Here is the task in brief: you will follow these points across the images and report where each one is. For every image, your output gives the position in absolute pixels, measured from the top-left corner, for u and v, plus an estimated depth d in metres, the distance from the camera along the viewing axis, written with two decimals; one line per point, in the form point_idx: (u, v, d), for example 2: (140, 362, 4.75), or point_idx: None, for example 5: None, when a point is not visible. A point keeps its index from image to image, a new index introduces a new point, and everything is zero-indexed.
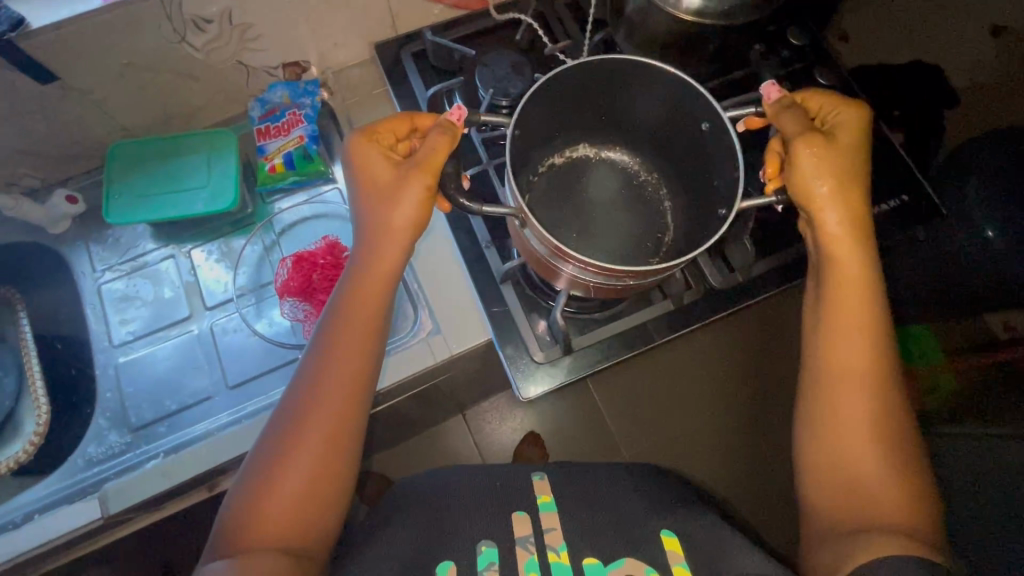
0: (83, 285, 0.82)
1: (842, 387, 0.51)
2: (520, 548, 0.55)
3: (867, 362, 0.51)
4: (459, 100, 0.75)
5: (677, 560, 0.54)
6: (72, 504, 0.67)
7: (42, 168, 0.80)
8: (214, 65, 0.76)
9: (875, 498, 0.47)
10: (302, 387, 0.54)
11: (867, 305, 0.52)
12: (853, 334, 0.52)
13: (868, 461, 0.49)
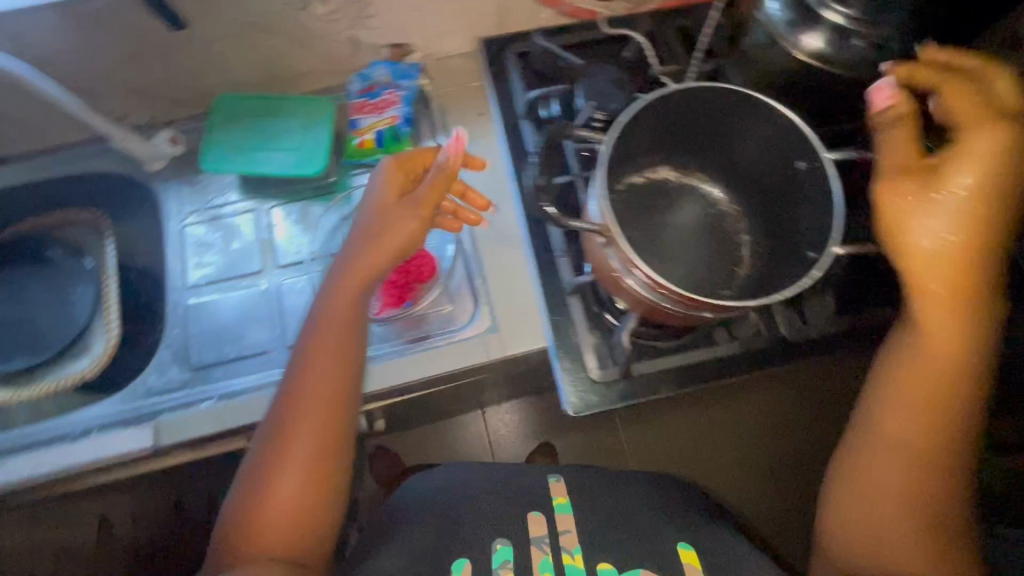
0: (167, 222, 0.85)
1: (885, 454, 0.56)
2: (536, 548, 0.62)
3: (912, 429, 0.55)
4: (558, 107, 0.74)
5: (694, 570, 0.60)
6: (129, 429, 0.70)
7: (151, 108, 0.84)
8: (328, 37, 0.79)
9: (894, 552, 0.54)
10: (283, 406, 0.61)
11: (922, 378, 0.55)
12: (905, 407, 0.56)
13: (904, 519, 0.55)
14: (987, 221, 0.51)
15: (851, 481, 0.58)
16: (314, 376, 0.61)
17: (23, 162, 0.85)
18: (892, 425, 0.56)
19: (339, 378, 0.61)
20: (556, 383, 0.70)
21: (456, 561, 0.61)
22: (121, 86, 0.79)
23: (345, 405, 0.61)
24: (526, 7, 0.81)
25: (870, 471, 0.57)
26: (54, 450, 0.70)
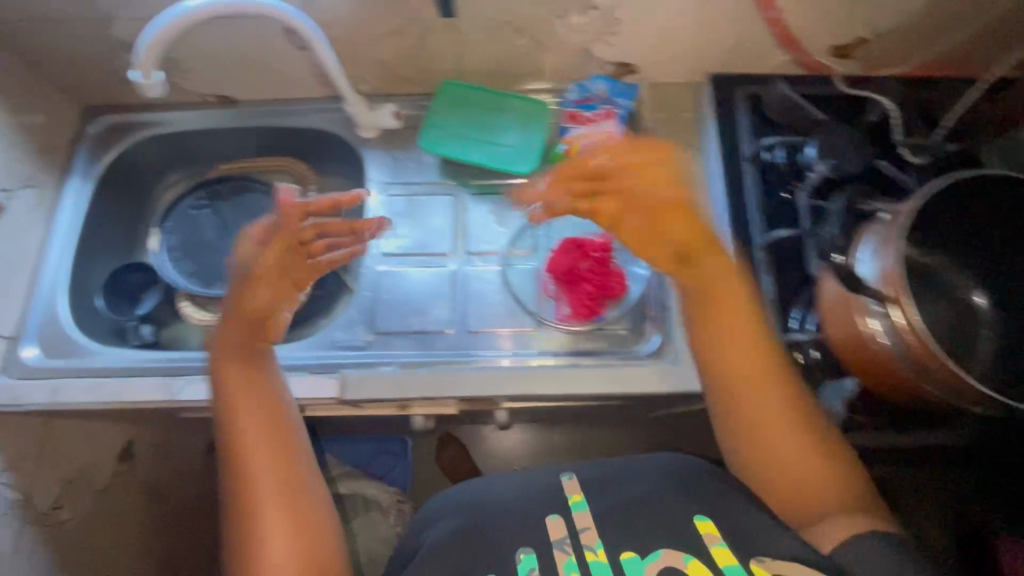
0: (371, 189, 0.89)
1: (772, 429, 0.61)
2: (558, 550, 0.56)
3: (805, 446, 0.60)
4: (788, 155, 0.75)
5: (714, 542, 0.55)
6: (323, 375, 0.75)
7: (379, 81, 0.88)
8: (566, 46, 0.81)
9: (808, 487, 0.59)
10: (238, 482, 0.60)
11: (767, 369, 0.62)
12: (769, 408, 0.61)
13: (813, 466, 0.59)
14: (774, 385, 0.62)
15: (761, 466, 0.61)
16: (263, 437, 0.62)
17: (257, 108, 0.94)
18: (778, 401, 0.61)
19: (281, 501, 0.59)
20: None
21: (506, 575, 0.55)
22: (367, 56, 0.83)
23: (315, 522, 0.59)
24: (765, 52, 0.81)
25: (772, 433, 0.60)
26: None
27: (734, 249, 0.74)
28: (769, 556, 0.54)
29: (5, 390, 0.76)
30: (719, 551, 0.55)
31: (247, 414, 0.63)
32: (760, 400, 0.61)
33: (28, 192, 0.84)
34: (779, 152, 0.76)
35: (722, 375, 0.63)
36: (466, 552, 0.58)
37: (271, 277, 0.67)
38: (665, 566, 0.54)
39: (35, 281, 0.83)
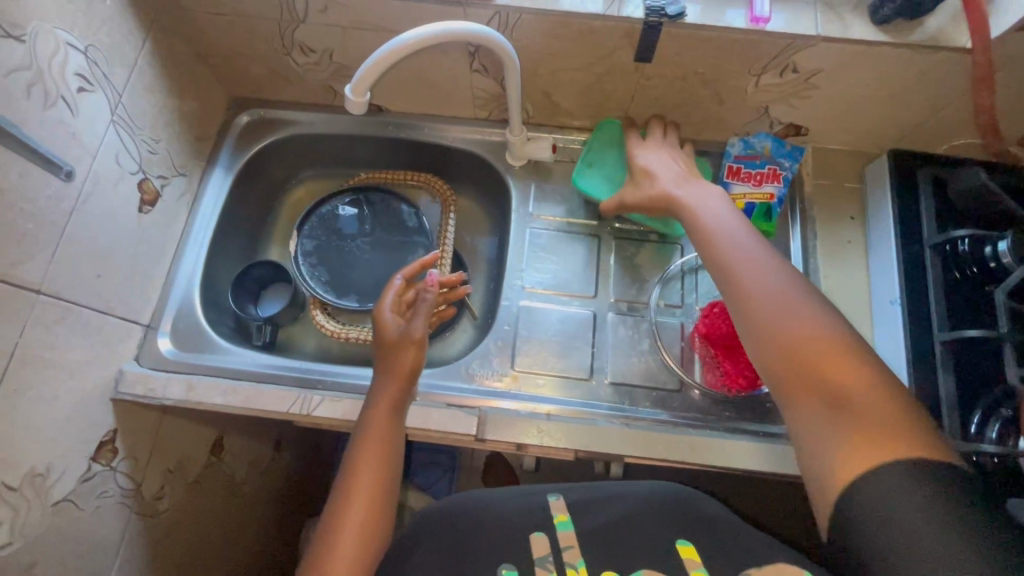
0: (516, 219, 0.87)
1: (807, 347, 0.52)
2: (540, 569, 0.53)
3: (796, 331, 0.53)
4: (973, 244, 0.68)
5: (695, 567, 0.52)
6: (460, 412, 0.74)
7: (539, 110, 0.87)
8: (746, 101, 0.79)
9: (825, 371, 0.50)
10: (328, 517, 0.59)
11: (791, 290, 0.56)
12: (815, 336, 0.52)
13: (853, 372, 0.49)
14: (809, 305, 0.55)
15: (798, 380, 0.51)
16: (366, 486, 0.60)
17: (401, 120, 0.92)
18: (798, 323, 0.53)
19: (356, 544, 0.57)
20: None
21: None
22: (536, 86, 0.82)
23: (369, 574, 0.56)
24: (950, 134, 0.78)
25: (772, 312, 0.54)
26: None
27: (909, 339, 0.71)
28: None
29: (141, 380, 0.74)
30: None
31: (364, 452, 0.62)
32: (763, 277, 0.57)
33: (179, 180, 0.83)
34: (964, 244, 0.69)
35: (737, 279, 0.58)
36: (453, 540, 0.56)
37: (393, 347, 0.69)
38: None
39: (174, 270, 0.83)
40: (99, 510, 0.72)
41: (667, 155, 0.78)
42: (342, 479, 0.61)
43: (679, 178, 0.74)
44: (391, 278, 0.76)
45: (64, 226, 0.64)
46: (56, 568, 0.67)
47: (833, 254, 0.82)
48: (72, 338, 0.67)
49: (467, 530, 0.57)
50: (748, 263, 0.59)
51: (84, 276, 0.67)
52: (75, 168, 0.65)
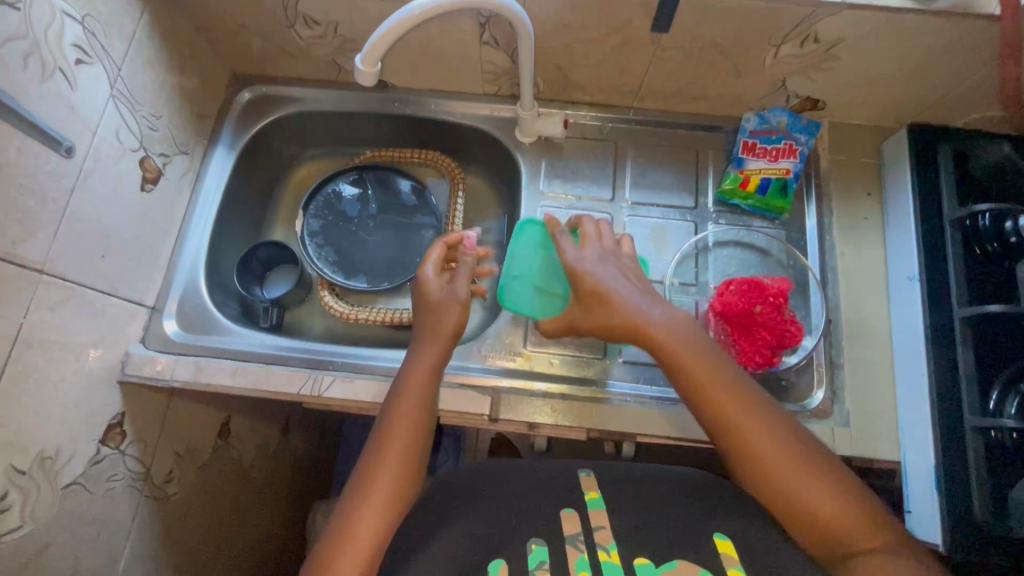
0: (526, 196, 0.86)
1: (773, 471, 0.53)
2: (570, 547, 0.52)
3: (754, 448, 0.54)
4: (994, 221, 0.67)
5: (732, 564, 0.50)
6: (473, 390, 0.73)
7: (549, 84, 0.85)
8: (764, 74, 0.77)
9: (824, 517, 0.50)
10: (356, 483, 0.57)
11: (742, 402, 0.56)
12: (774, 451, 0.53)
13: (814, 485, 0.51)
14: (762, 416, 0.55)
15: (792, 518, 0.51)
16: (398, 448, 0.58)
17: (407, 97, 0.90)
18: (759, 435, 0.54)
19: (385, 504, 0.55)
20: (912, 512, 0.69)
21: (491, 561, 0.51)
22: (548, 59, 0.80)
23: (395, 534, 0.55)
24: (972, 108, 0.76)
25: (733, 399, 0.56)
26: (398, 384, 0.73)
27: (928, 315, 0.70)
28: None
29: (148, 362, 0.73)
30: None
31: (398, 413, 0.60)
32: (714, 372, 0.58)
33: (182, 158, 0.81)
34: (985, 219, 0.68)
35: (725, 419, 0.55)
36: (484, 516, 0.55)
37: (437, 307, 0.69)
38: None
39: (178, 250, 0.81)
40: (110, 494, 0.72)
41: (616, 269, 0.66)
42: (375, 436, 0.60)
43: (641, 294, 0.64)
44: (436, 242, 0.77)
45: (66, 204, 0.62)
46: (69, 551, 0.66)
47: (850, 231, 0.81)
48: (78, 319, 0.65)
49: (494, 503, 0.56)
50: (701, 364, 0.58)
51: (87, 256, 0.65)
52: (75, 145, 0.63)
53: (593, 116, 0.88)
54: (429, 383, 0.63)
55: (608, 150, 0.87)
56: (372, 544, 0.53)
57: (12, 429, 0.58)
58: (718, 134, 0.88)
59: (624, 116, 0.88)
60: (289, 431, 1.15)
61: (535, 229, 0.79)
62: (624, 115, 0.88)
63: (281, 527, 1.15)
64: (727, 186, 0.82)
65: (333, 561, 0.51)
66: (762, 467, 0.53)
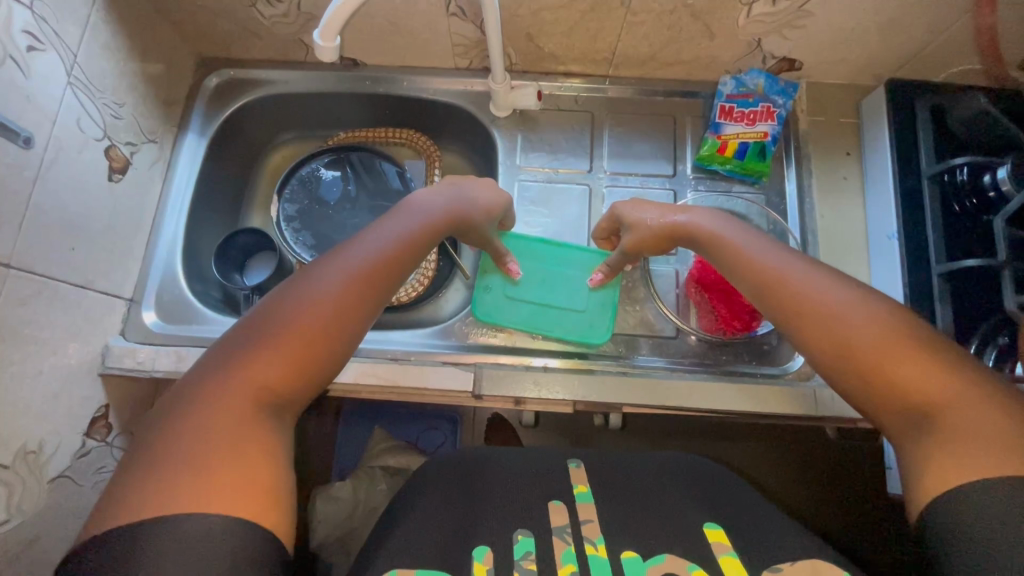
0: (503, 171, 0.85)
1: (865, 348, 0.50)
2: (557, 538, 0.53)
3: (840, 321, 0.52)
4: (972, 175, 0.67)
5: (723, 552, 0.51)
6: (454, 367, 0.73)
7: (521, 55, 0.83)
8: (738, 35, 0.76)
9: (903, 377, 0.48)
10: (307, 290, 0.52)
11: (819, 281, 0.56)
12: (863, 330, 0.51)
13: (907, 358, 0.48)
14: (842, 294, 0.54)
15: (870, 385, 0.49)
16: (376, 253, 0.57)
17: (378, 74, 0.88)
18: (834, 302, 0.54)
19: (343, 295, 0.52)
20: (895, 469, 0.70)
21: (476, 547, 0.51)
22: (518, 29, 0.78)
23: (345, 327, 0.52)
24: (950, 61, 0.75)
25: (804, 279, 0.56)
26: (379, 365, 0.73)
27: (906, 273, 0.70)
28: (784, 564, 0.49)
29: (128, 353, 0.73)
30: (729, 561, 0.50)
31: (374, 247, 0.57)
32: (778, 258, 0.60)
33: (150, 146, 0.80)
34: (963, 173, 0.68)
35: (783, 294, 0.57)
36: (460, 504, 0.57)
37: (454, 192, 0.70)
38: (668, 571, 0.50)
39: (153, 239, 0.80)
40: (98, 485, 0.72)
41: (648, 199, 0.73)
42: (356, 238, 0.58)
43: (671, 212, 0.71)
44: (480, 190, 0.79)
45: (28, 195, 0.61)
46: (60, 541, 0.67)
47: (829, 192, 0.81)
48: (52, 314, 0.64)
49: (479, 495, 0.57)
50: (766, 256, 0.61)
51: (57, 248, 0.65)
52: (34, 135, 0.61)
53: (568, 87, 0.87)
54: (403, 240, 0.60)
55: (585, 121, 0.86)
56: (320, 325, 0.50)
57: None
58: (696, 99, 0.87)
59: (601, 85, 0.87)
60: None
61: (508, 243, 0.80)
62: (600, 84, 0.87)
63: None
64: (706, 152, 0.81)
65: (246, 364, 0.47)
66: (840, 336, 0.52)
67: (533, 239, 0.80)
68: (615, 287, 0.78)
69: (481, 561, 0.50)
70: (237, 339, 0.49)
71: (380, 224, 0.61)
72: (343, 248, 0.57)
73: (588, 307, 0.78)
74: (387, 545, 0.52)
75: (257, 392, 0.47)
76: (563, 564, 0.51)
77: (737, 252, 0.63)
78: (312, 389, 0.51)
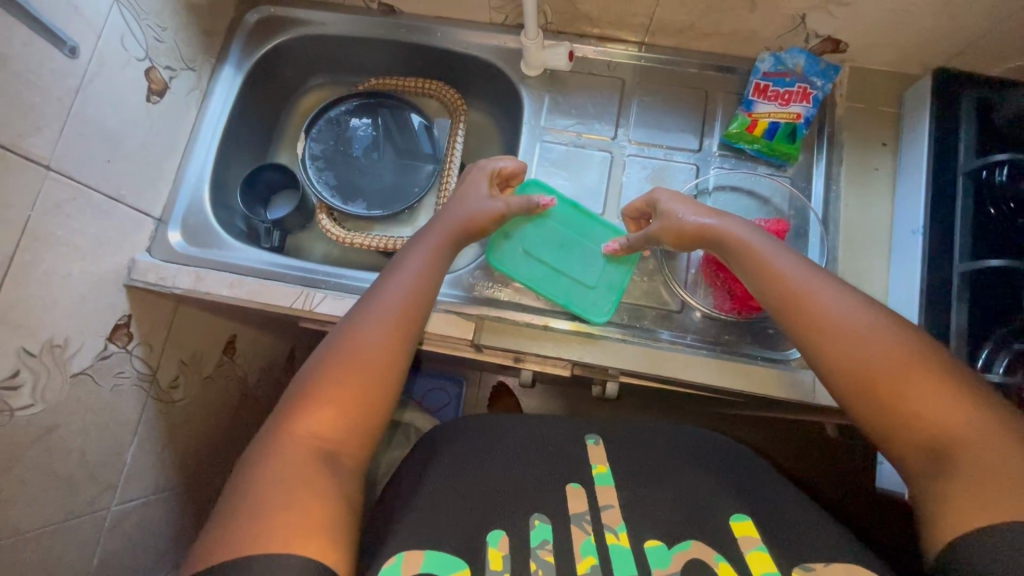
0: (525, 129, 0.85)
1: (892, 389, 0.50)
2: (576, 526, 0.55)
3: (860, 360, 0.52)
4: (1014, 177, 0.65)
5: (752, 547, 0.52)
6: (455, 317, 0.75)
7: (558, 14, 0.82)
8: (781, 10, 0.73)
9: (927, 413, 0.48)
10: (349, 336, 0.55)
11: (840, 312, 0.56)
12: (884, 371, 0.51)
13: (930, 390, 0.49)
14: (866, 330, 0.54)
15: (894, 419, 0.50)
16: (410, 281, 0.61)
17: (414, 23, 0.88)
18: (855, 323, 0.54)
19: (387, 335, 0.56)
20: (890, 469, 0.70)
21: (491, 531, 0.54)
22: None
23: (391, 364, 0.55)
24: (1006, 56, 0.71)
25: (831, 296, 0.57)
26: None
27: (924, 271, 0.68)
28: (819, 561, 0.50)
29: (152, 269, 0.76)
30: (756, 557, 0.51)
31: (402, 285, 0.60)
32: (801, 275, 0.60)
33: (189, 74, 0.82)
34: (1002, 173, 0.65)
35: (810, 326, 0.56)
36: (468, 484, 0.57)
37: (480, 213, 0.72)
38: (695, 560, 0.52)
39: (184, 165, 0.83)
40: (117, 389, 0.76)
41: (693, 206, 0.70)
42: (386, 272, 0.62)
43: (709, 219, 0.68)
44: (491, 162, 0.77)
45: (71, 104, 0.64)
46: (78, 434, 0.72)
47: (857, 181, 0.78)
48: (85, 221, 0.68)
49: (481, 474, 0.58)
50: (801, 287, 0.59)
51: (92, 159, 0.68)
52: (80, 45, 0.65)
53: (602, 50, 0.86)
54: (427, 272, 0.63)
55: (615, 87, 0.85)
56: (380, 354, 0.54)
57: (23, 311, 0.62)
58: (732, 76, 0.84)
59: (635, 52, 0.85)
60: (295, 357, 1.21)
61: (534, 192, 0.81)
62: (634, 51, 0.85)
63: None
64: (734, 129, 0.79)
65: (307, 416, 0.49)
66: (858, 362, 0.52)
67: (561, 202, 0.80)
68: (630, 261, 0.78)
69: (496, 547, 0.53)
70: (293, 398, 0.51)
71: (402, 256, 0.64)
72: (372, 291, 0.60)
73: (599, 280, 0.77)
74: (403, 517, 0.54)
75: (319, 435, 0.49)
76: (581, 557, 0.53)
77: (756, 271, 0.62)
78: (374, 428, 0.53)
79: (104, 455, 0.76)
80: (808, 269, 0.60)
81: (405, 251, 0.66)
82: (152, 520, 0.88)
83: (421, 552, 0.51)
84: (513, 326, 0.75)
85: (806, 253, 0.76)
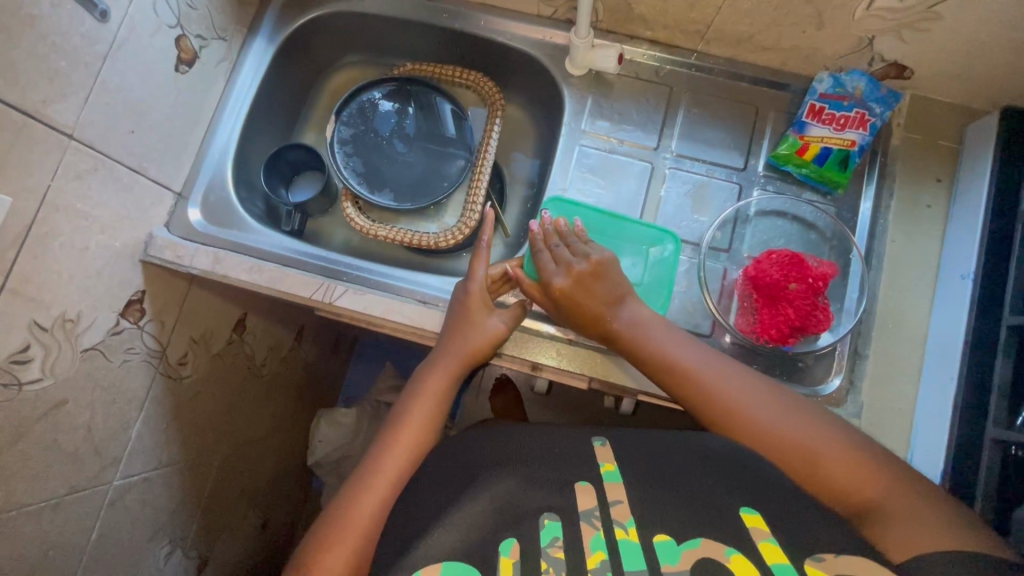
0: (565, 132, 0.81)
1: (797, 445, 0.54)
2: (585, 523, 0.48)
3: (763, 421, 0.56)
4: None
5: (762, 538, 0.45)
6: None
7: (610, 12, 0.78)
8: (850, 29, 0.69)
9: (836, 476, 0.52)
10: (351, 493, 0.58)
11: (736, 377, 0.60)
12: (785, 431, 0.55)
13: (826, 442, 0.54)
14: (759, 392, 0.58)
15: (810, 475, 0.53)
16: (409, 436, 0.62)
17: (457, 9, 0.84)
18: (755, 392, 0.58)
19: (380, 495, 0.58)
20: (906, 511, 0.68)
21: (503, 541, 0.46)
22: None
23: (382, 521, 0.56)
24: None
25: (730, 369, 0.60)
26: (398, 301, 0.74)
27: (972, 318, 0.65)
28: (828, 552, 0.44)
29: (170, 246, 0.73)
30: (769, 548, 0.45)
31: (399, 437, 0.62)
32: (699, 348, 0.63)
33: (219, 44, 0.79)
34: None
35: (706, 413, 0.59)
36: (467, 462, 0.55)
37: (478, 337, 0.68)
38: (705, 559, 0.45)
39: (208, 140, 0.80)
40: (126, 365, 0.74)
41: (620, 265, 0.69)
42: (401, 402, 0.66)
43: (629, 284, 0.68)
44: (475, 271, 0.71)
45: (98, 70, 0.62)
46: (85, 409, 0.70)
47: (906, 217, 0.75)
48: (105, 193, 0.66)
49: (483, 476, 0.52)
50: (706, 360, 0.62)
51: (116, 130, 0.65)
52: (111, 9, 0.63)
53: (652, 55, 0.82)
54: (424, 424, 0.64)
55: (661, 94, 0.81)
56: (372, 506, 0.57)
57: (36, 283, 0.59)
58: (784, 93, 0.81)
59: (686, 59, 0.82)
60: (303, 337, 1.19)
61: (558, 207, 0.77)
62: (685, 58, 0.82)
63: (282, 427, 1.20)
64: (783, 151, 0.76)
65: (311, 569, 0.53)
66: (763, 428, 0.56)
67: (588, 208, 0.77)
68: (670, 266, 0.74)
69: (507, 555, 0.46)
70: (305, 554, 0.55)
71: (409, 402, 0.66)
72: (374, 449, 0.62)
73: (641, 286, 0.74)
74: (409, 523, 0.50)
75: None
76: (591, 552, 0.46)
77: (652, 346, 0.63)
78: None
79: (110, 430, 0.75)
80: (700, 347, 0.63)
81: (406, 392, 0.67)
82: (153, 496, 0.86)
83: (438, 566, 0.45)
84: (540, 347, 0.73)
85: (846, 288, 0.73)
